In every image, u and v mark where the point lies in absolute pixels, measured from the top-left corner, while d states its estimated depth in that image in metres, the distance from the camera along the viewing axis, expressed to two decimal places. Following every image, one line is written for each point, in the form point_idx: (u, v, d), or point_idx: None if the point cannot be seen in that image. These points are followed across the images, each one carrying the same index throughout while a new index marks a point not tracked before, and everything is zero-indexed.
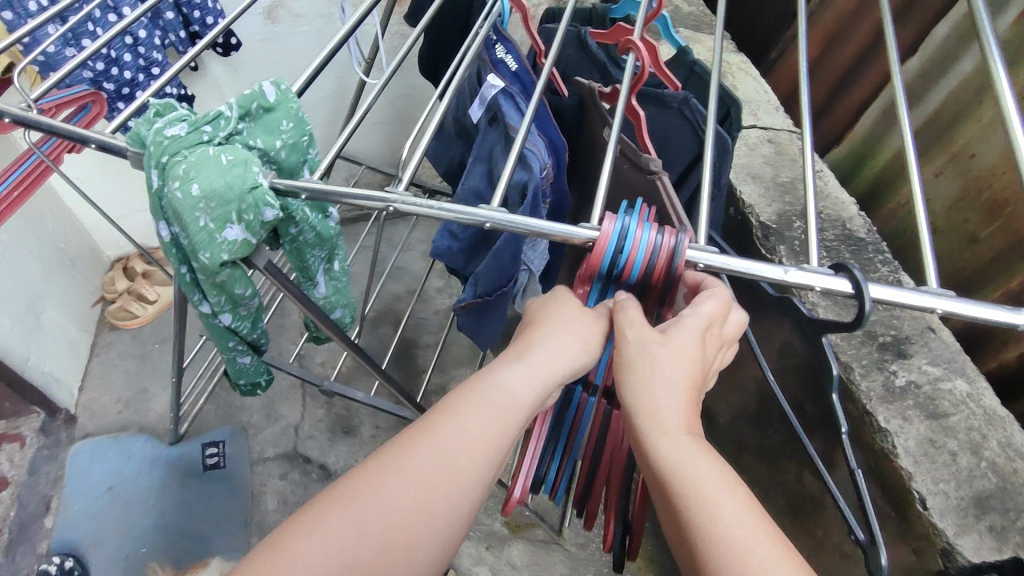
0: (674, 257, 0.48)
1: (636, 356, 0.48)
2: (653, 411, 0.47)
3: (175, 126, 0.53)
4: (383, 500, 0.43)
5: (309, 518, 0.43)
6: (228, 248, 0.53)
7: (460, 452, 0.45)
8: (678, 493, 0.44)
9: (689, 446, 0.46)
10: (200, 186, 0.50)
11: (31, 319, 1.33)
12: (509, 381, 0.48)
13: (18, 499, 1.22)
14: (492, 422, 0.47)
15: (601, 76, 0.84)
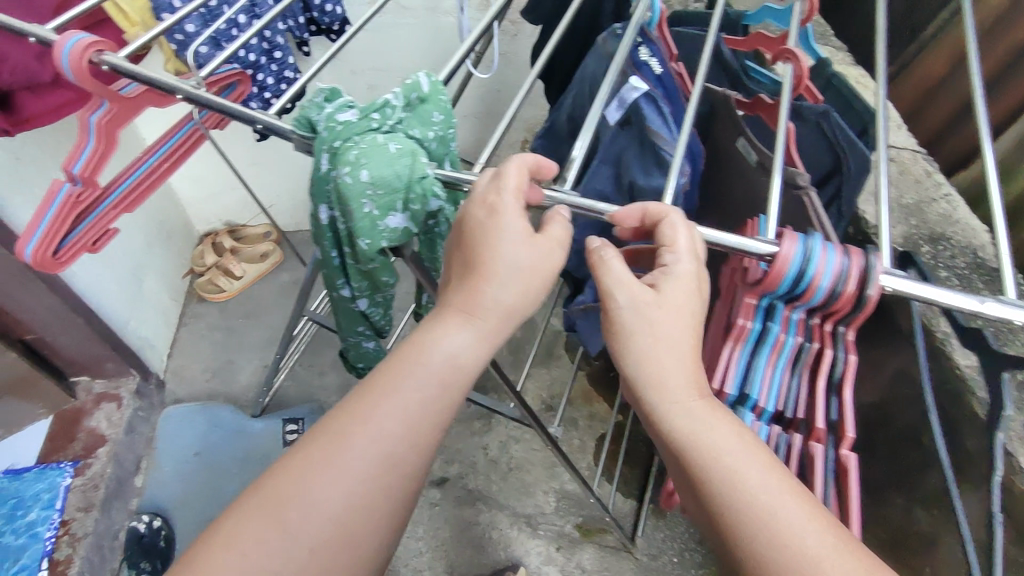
0: (867, 284, 0.44)
1: (632, 325, 0.48)
2: (652, 381, 0.48)
3: (344, 113, 0.54)
4: (353, 458, 0.47)
5: (296, 479, 0.46)
6: (390, 235, 0.53)
7: (398, 412, 0.48)
8: (685, 456, 0.46)
9: (688, 406, 0.47)
10: (370, 172, 0.51)
11: (134, 286, 1.39)
12: (433, 353, 0.50)
13: (115, 457, 1.26)
14: (421, 400, 0.49)
15: (731, 82, 0.81)
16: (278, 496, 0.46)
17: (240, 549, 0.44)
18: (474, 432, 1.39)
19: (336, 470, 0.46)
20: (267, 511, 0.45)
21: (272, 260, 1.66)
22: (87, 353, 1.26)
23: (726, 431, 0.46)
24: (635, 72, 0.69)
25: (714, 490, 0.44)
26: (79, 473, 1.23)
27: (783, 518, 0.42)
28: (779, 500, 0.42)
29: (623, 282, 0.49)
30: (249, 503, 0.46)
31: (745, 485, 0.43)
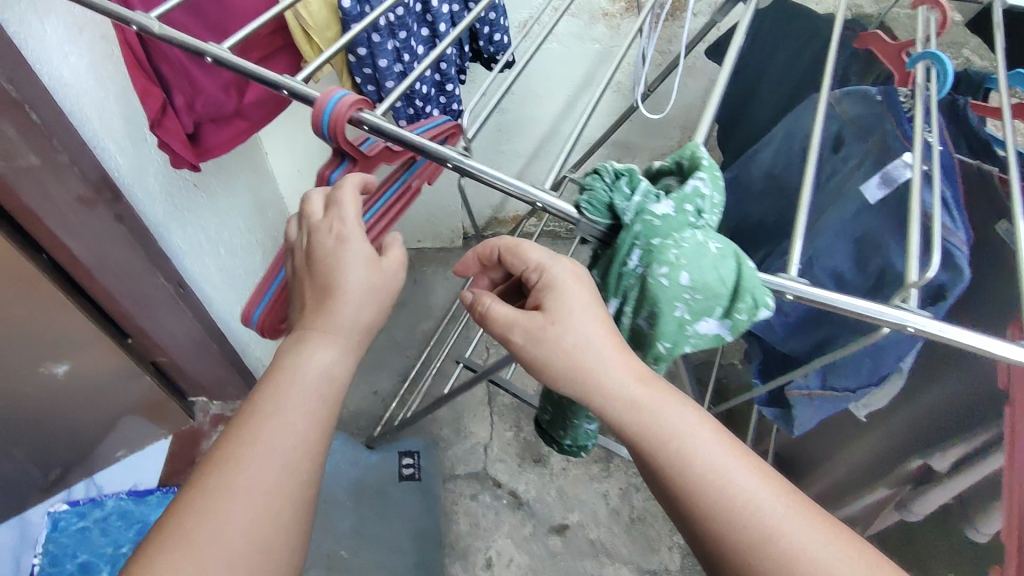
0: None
1: (550, 345, 0.51)
2: (593, 380, 0.50)
3: (658, 202, 0.48)
4: (271, 452, 0.50)
5: (228, 475, 0.49)
6: (696, 339, 0.50)
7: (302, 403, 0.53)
8: (654, 451, 0.50)
9: (655, 405, 0.50)
10: (692, 276, 0.47)
11: None
12: (305, 367, 0.54)
13: None
14: (306, 407, 0.53)
15: (970, 152, 0.75)
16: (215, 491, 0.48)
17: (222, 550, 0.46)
18: (592, 476, 1.34)
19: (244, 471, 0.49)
20: (211, 508, 0.48)
21: None
22: (211, 376, 1.23)
23: (677, 418, 0.50)
24: (911, 149, 0.66)
25: (694, 481, 0.48)
26: None
27: (756, 496, 0.48)
28: (744, 478, 0.48)
29: (513, 322, 0.52)
30: (188, 502, 0.48)
31: (724, 472, 0.48)
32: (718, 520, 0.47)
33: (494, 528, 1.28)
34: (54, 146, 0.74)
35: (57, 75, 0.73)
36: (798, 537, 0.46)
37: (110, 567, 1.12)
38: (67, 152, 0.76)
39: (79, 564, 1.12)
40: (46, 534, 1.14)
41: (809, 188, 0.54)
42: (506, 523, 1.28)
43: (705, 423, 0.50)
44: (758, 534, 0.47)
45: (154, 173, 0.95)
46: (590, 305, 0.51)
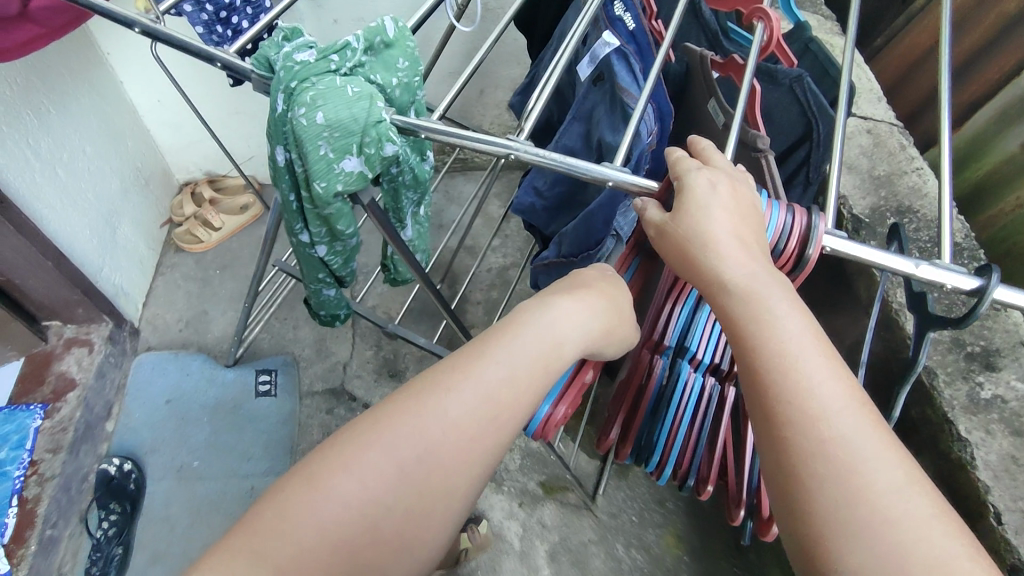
0: (809, 242, 0.49)
1: (675, 225, 0.49)
2: (722, 281, 0.48)
3: (304, 52, 0.53)
4: (441, 423, 0.47)
5: (416, 409, 0.47)
6: (345, 179, 0.54)
7: (516, 362, 0.50)
8: (739, 325, 0.46)
9: (749, 289, 0.47)
10: (325, 114, 0.51)
11: (108, 232, 1.38)
12: (549, 319, 0.53)
13: (86, 401, 1.27)
14: (528, 356, 0.51)
15: (708, 44, 0.83)
16: (354, 435, 0.47)
17: (359, 473, 0.45)
18: None
19: (410, 415, 0.47)
20: (386, 438, 0.46)
21: (252, 213, 1.67)
22: (57, 298, 1.25)
23: (795, 340, 0.45)
24: (608, 28, 0.70)
25: (768, 368, 0.44)
26: (48, 416, 1.23)
27: (824, 401, 0.42)
28: (848, 424, 0.42)
29: (649, 220, 0.52)
30: (363, 426, 0.47)
31: (796, 362, 0.44)
32: (776, 412, 0.43)
33: None
34: None
35: None
36: (892, 510, 0.39)
37: None
38: None
39: None
40: None
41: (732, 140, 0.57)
42: None
43: (828, 358, 0.44)
44: (811, 440, 0.41)
45: None
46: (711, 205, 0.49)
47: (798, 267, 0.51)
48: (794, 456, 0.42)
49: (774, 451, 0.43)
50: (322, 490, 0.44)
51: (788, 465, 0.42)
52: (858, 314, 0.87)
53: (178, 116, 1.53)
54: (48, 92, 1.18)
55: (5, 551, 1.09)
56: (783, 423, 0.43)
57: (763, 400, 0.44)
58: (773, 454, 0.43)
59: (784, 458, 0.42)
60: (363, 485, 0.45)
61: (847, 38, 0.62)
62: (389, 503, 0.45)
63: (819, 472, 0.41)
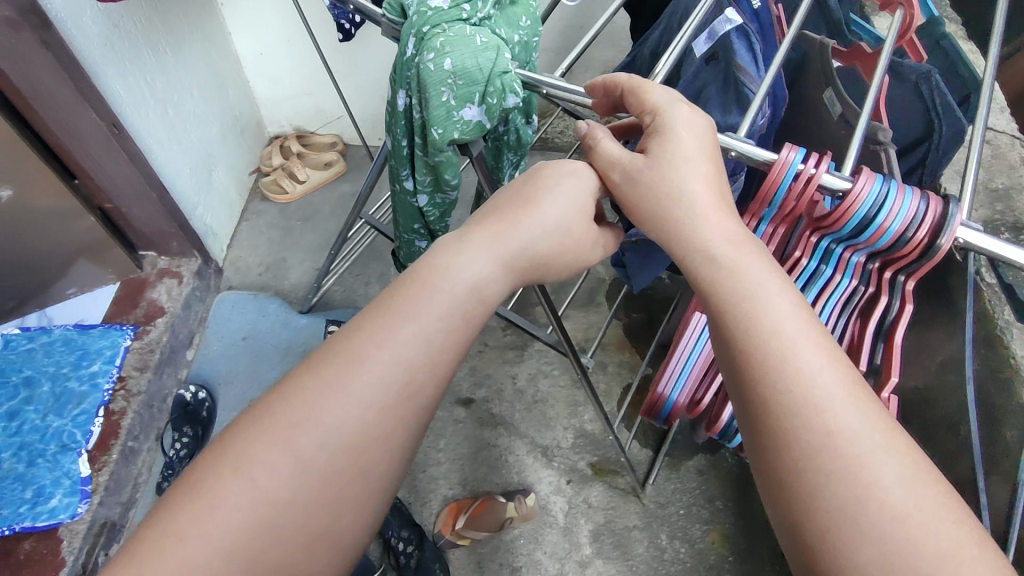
0: (941, 232, 0.47)
1: (651, 173, 0.49)
2: (707, 253, 0.45)
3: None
4: (359, 386, 0.41)
5: (319, 383, 0.41)
6: (462, 127, 0.55)
7: (433, 320, 0.44)
8: (721, 307, 0.43)
9: (736, 265, 0.44)
10: (452, 61, 0.52)
11: (205, 173, 1.46)
12: (458, 272, 0.46)
13: (172, 328, 1.35)
14: (449, 310, 0.44)
15: (828, 33, 0.79)
16: (260, 422, 0.40)
17: (252, 474, 0.38)
18: (507, 361, 1.43)
19: (323, 383, 0.41)
20: (283, 430, 0.39)
21: (335, 170, 1.72)
22: (156, 230, 1.33)
23: (791, 324, 0.40)
24: (733, 5, 0.68)
25: (753, 349, 0.41)
26: (137, 337, 1.31)
27: (823, 387, 0.38)
28: (850, 413, 0.37)
29: (615, 161, 0.51)
30: (252, 422, 0.40)
31: (790, 351, 0.40)
32: (766, 406, 0.39)
33: None
34: None
35: None
36: (902, 503, 0.34)
37: (51, 383, 1.24)
38: None
39: (23, 377, 1.24)
40: None
41: (860, 131, 0.54)
42: None
43: (824, 347, 0.40)
44: (803, 424, 0.37)
45: (90, 15, 1.02)
46: (694, 154, 0.48)
47: (926, 255, 0.49)
48: (789, 451, 0.37)
49: (768, 450, 0.39)
50: (215, 497, 0.37)
51: (775, 456, 0.38)
52: (956, 328, 0.83)
53: (278, 69, 1.58)
54: (167, 35, 1.24)
55: (88, 456, 1.16)
56: (774, 416, 0.38)
57: (754, 396, 0.40)
58: (766, 452, 0.39)
59: (775, 454, 0.38)
60: (268, 477, 0.38)
61: (994, 31, 0.60)
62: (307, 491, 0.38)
63: (818, 467, 0.36)
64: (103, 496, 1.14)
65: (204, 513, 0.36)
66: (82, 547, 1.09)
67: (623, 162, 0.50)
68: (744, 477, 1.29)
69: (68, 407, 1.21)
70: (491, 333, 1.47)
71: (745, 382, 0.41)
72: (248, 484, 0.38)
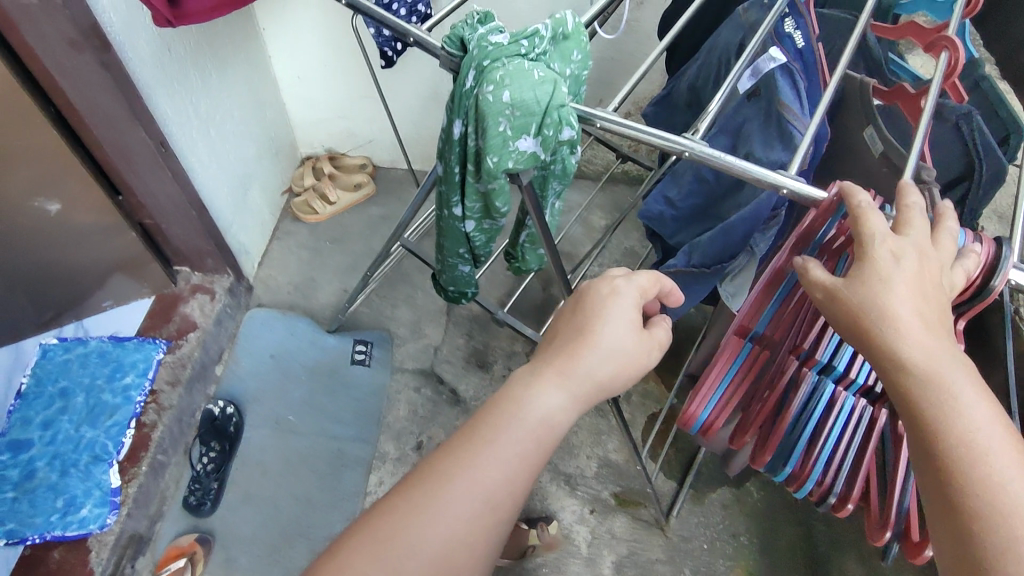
0: (995, 273, 0.51)
1: (856, 296, 0.49)
2: (901, 364, 0.47)
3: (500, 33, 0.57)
4: (448, 508, 0.47)
5: (417, 503, 0.47)
6: (516, 156, 0.56)
7: (512, 451, 0.49)
8: (922, 413, 0.46)
9: (931, 373, 0.46)
10: (511, 93, 0.54)
11: (241, 192, 1.49)
12: (534, 403, 0.51)
13: (203, 344, 1.37)
14: (527, 441, 0.50)
15: (868, 71, 0.81)
16: (375, 528, 0.47)
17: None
18: None
19: (433, 498, 0.47)
20: (381, 543, 0.46)
21: (365, 192, 1.75)
22: (193, 247, 1.36)
23: (985, 432, 0.44)
24: (777, 43, 0.69)
25: (948, 443, 0.45)
26: (170, 351, 1.33)
27: (1016, 492, 0.42)
28: None
29: (819, 282, 0.51)
30: (353, 535, 0.47)
31: (986, 454, 0.44)
32: (965, 505, 0.43)
33: (431, 417, 1.38)
34: None
35: None
36: None
37: (86, 395, 1.26)
38: None
39: (59, 389, 1.26)
40: (36, 360, 1.30)
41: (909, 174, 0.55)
42: (442, 414, 1.38)
43: (1018, 456, 0.44)
44: (996, 515, 0.42)
45: (146, 40, 1.06)
46: (901, 277, 0.48)
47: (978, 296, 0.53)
48: (984, 547, 0.41)
49: (964, 545, 0.42)
50: None
51: (970, 548, 0.42)
52: (996, 368, 0.82)
53: (315, 93, 1.63)
54: (213, 58, 1.28)
55: (119, 467, 1.18)
56: (971, 513, 0.43)
57: (952, 494, 0.44)
58: (962, 547, 0.42)
59: (970, 548, 0.42)
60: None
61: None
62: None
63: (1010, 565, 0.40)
64: (131, 508, 1.15)
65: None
66: (110, 559, 1.11)
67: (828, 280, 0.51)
68: (769, 513, 1.27)
69: (101, 419, 1.23)
70: (515, 358, 1.47)
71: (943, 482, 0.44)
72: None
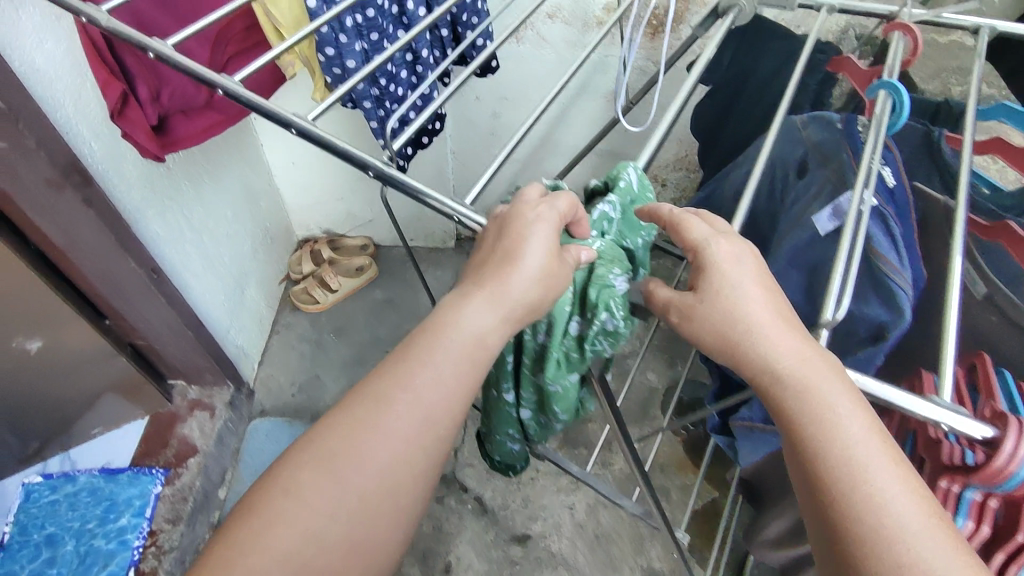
0: None
1: (709, 309, 0.48)
2: (770, 370, 0.46)
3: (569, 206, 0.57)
4: (389, 426, 0.47)
5: (358, 423, 0.47)
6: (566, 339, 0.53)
7: (449, 369, 0.48)
8: (791, 416, 0.45)
9: (806, 384, 0.45)
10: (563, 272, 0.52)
11: (237, 294, 1.38)
12: (470, 323, 0.48)
13: (204, 469, 1.25)
14: (467, 364, 0.48)
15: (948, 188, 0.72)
16: (320, 453, 0.47)
17: (304, 494, 0.45)
18: (561, 488, 1.33)
19: (368, 437, 0.47)
20: (326, 461, 0.46)
21: (367, 276, 1.63)
22: (189, 363, 1.24)
23: (860, 436, 0.43)
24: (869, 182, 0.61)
25: (825, 459, 0.43)
26: (169, 483, 1.22)
27: (890, 495, 0.41)
28: (911, 519, 0.40)
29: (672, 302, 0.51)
30: (297, 451, 0.48)
31: (864, 467, 0.42)
32: (837, 506, 0.42)
33: (458, 533, 1.27)
34: (20, 130, 0.74)
35: (28, 61, 0.75)
36: None
37: (75, 541, 1.15)
38: (35, 137, 0.77)
39: (46, 536, 1.15)
40: (19, 504, 1.18)
41: None
42: (469, 529, 1.27)
43: (887, 453, 0.43)
44: (874, 533, 0.40)
45: (131, 159, 0.96)
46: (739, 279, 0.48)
47: None
48: (859, 553, 0.40)
49: (843, 549, 0.41)
50: (277, 518, 0.44)
51: (852, 553, 0.41)
52: None
53: (310, 177, 1.52)
54: (204, 164, 1.18)
55: None
56: (843, 518, 0.42)
57: (823, 496, 0.43)
58: (840, 551, 0.41)
59: (847, 553, 0.41)
60: (320, 517, 0.45)
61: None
62: (357, 503, 0.46)
63: (888, 570, 0.39)
64: None
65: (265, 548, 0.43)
66: None
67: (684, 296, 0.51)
68: None
69: (94, 570, 1.11)
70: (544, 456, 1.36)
71: (814, 483, 0.44)
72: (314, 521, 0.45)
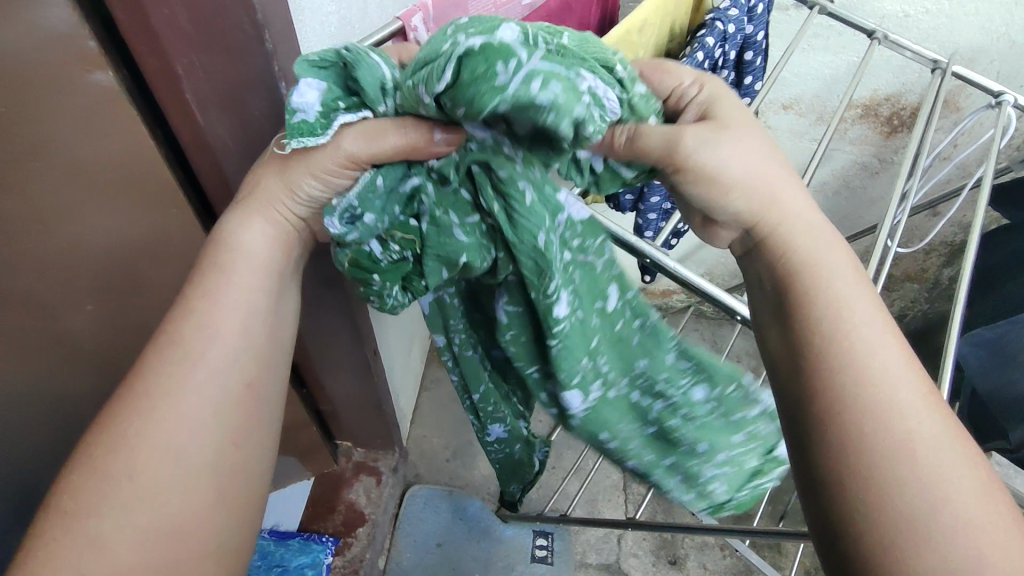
0: None
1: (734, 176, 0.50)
2: (812, 270, 0.50)
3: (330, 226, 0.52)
4: (219, 355, 0.52)
5: (181, 357, 0.51)
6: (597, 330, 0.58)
7: (251, 289, 0.55)
8: (807, 298, 0.49)
9: (832, 288, 0.49)
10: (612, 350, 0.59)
11: (407, 354, 1.35)
12: (244, 237, 0.54)
13: (373, 540, 1.23)
14: (253, 278, 0.55)
15: None
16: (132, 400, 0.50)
17: (161, 450, 0.49)
18: None
19: (187, 375, 0.51)
20: (145, 411, 0.49)
21: None
22: (365, 430, 1.22)
23: (880, 346, 0.47)
24: None
25: (831, 358, 0.46)
26: (339, 552, 1.19)
27: (902, 406, 0.45)
28: (922, 427, 0.44)
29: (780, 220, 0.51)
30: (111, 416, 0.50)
31: (878, 374, 0.45)
32: (831, 400, 0.45)
33: None
34: None
35: None
36: (939, 494, 0.42)
37: None
38: None
39: None
40: None
41: None
42: None
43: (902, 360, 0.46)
44: (871, 434, 0.44)
45: None
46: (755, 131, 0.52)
47: None
48: (846, 445, 0.44)
49: (820, 440, 0.45)
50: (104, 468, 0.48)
51: (836, 446, 0.44)
52: None
53: None
54: None
55: None
56: (839, 411, 0.45)
57: (815, 375, 0.46)
58: (838, 450, 0.44)
59: (844, 446, 0.44)
60: (182, 460, 0.49)
61: None
62: (210, 442, 0.51)
63: (872, 457, 0.43)
64: None
65: (145, 499, 0.47)
66: None
67: (738, 205, 0.50)
68: None
69: None
70: (709, 553, 1.33)
71: (814, 372, 0.47)
72: (161, 465, 0.48)
